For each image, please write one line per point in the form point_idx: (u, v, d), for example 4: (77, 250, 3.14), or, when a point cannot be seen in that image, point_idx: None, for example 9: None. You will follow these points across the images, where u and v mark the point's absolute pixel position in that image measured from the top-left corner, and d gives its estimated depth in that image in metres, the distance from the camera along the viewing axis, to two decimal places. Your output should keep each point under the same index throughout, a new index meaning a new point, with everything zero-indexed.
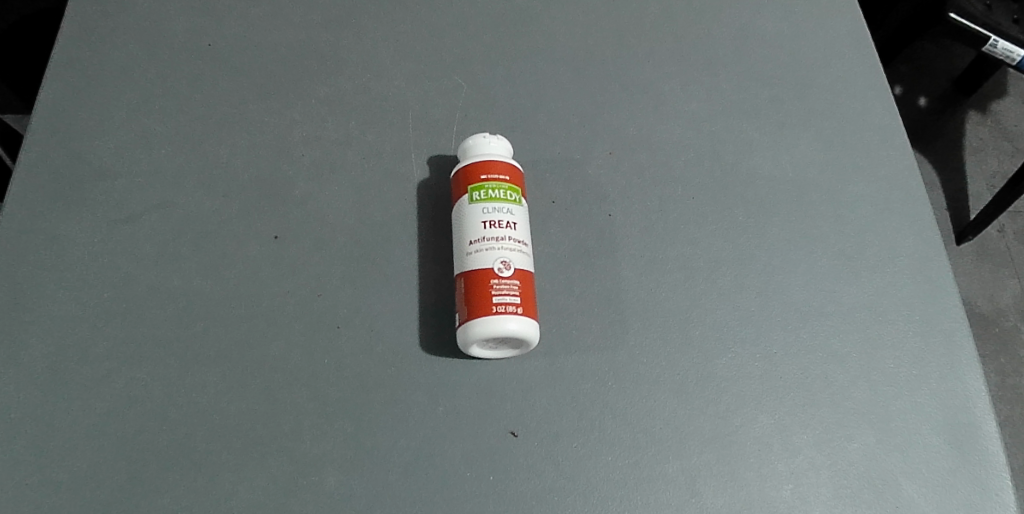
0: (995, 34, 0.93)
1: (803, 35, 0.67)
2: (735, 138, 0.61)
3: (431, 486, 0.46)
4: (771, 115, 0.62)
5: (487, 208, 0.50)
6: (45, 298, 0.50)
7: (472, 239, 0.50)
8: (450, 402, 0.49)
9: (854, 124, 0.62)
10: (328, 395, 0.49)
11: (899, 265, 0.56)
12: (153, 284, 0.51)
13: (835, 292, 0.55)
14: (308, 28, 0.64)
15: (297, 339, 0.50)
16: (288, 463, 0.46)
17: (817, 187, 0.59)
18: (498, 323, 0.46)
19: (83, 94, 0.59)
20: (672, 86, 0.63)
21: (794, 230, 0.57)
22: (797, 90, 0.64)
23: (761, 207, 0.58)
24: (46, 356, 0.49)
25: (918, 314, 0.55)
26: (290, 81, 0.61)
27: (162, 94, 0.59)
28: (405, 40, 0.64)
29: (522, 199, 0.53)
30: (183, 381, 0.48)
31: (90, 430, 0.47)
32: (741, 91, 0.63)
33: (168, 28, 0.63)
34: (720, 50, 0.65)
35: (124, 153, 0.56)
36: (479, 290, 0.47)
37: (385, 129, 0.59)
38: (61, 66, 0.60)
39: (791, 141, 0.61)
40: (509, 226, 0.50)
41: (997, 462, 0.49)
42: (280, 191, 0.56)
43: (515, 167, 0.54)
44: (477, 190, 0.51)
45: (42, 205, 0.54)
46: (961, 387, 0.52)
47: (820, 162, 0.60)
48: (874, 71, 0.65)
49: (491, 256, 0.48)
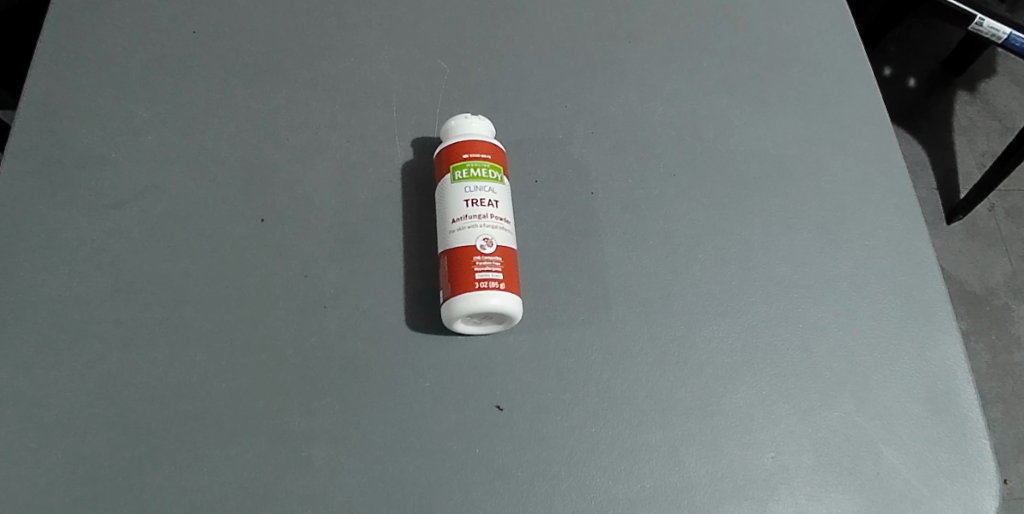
0: (980, 13, 0.93)
1: (783, 13, 0.67)
2: (717, 115, 0.62)
3: (419, 460, 0.47)
4: (753, 93, 0.63)
5: (469, 187, 0.51)
6: (35, 284, 0.51)
7: (454, 218, 0.50)
8: (436, 378, 0.50)
9: (834, 100, 0.63)
10: (316, 373, 0.49)
11: (879, 237, 0.57)
12: (139, 269, 0.52)
13: (815, 264, 0.56)
14: (291, 13, 0.64)
15: (285, 319, 0.51)
16: (276, 440, 0.47)
17: (797, 162, 0.60)
18: (481, 299, 0.47)
19: (64, 83, 0.59)
20: (655, 66, 0.64)
21: (775, 204, 0.58)
22: (777, 67, 0.64)
23: (743, 182, 0.59)
24: (37, 340, 0.49)
25: (898, 284, 0.56)
26: (274, 65, 0.61)
27: (144, 82, 0.60)
28: (388, 25, 0.64)
29: (504, 178, 0.53)
30: (173, 362, 0.49)
31: (83, 411, 0.47)
32: (723, 70, 0.64)
33: (152, 17, 0.63)
34: (703, 29, 0.66)
35: (111, 140, 0.57)
36: (462, 267, 0.48)
37: (369, 112, 0.60)
38: (42, 56, 0.60)
39: (772, 118, 0.62)
40: (491, 204, 0.51)
41: (976, 427, 0.51)
42: (265, 175, 0.56)
43: (497, 146, 0.54)
44: (459, 170, 0.52)
45: (31, 192, 0.54)
46: (939, 356, 0.53)
47: (799, 138, 0.61)
48: (853, 47, 0.66)
49: (473, 234, 0.49)
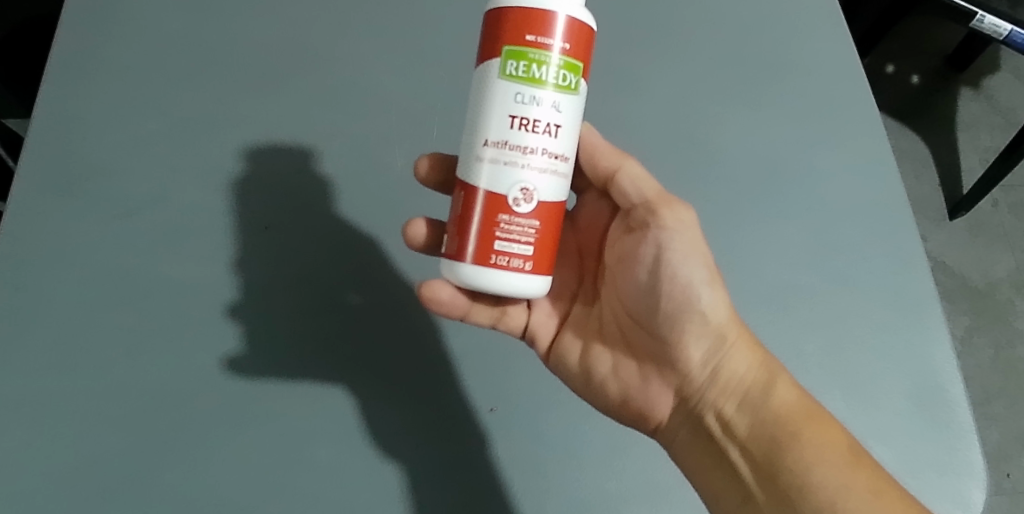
0: (980, 11, 1.08)
1: (760, 19, 0.71)
2: (701, 116, 0.65)
3: (407, 448, 0.56)
4: (734, 94, 0.66)
5: (526, 99, 0.45)
6: (57, 290, 0.57)
7: (495, 137, 0.46)
8: (421, 375, 0.59)
9: (801, 105, 0.67)
10: (321, 370, 0.58)
11: (839, 237, 0.62)
12: (177, 283, 0.59)
13: (791, 264, 0.60)
14: (292, 37, 0.71)
15: (294, 319, 0.60)
16: (282, 431, 0.55)
17: (768, 168, 0.64)
18: (493, 274, 0.47)
19: (94, 109, 0.65)
20: (643, 70, 0.66)
21: (756, 206, 0.62)
22: (757, 71, 0.68)
23: (724, 183, 0.62)
24: (62, 341, 0.56)
25: (862, 285, 0.60)
26: (278, 86, 0.68)
27: (168, 106, 0.66)
28: (383, 47, 0.71)
29: (579, 82, 0.47)
30: (186, 360, 0.56)
31: (103, 403, 0.54)
32: (707, 73, 0.67)
33: (159, 40, 0.69)
34: (686, 32, 0.69)
35: (123, 159, 0.63)
36: (490, 224, 0.47)
37: (367, 129, 0.67)
38: (70, 81, 0.66)
39: (745, 120, 0.65)
40: (550, 132, 0.46)
41: (964, 423, 0.55)
42: (273, 190, 0.64)
43: (576, 29, 0.46)
44: (520, 60, 0.45)
45: (50, 206, 0.60)
46: (927, 354, 0.57)
47: (772, 147, 0.65)
48: (821, 48, 0.70)
49: (511, 182, 0.46)
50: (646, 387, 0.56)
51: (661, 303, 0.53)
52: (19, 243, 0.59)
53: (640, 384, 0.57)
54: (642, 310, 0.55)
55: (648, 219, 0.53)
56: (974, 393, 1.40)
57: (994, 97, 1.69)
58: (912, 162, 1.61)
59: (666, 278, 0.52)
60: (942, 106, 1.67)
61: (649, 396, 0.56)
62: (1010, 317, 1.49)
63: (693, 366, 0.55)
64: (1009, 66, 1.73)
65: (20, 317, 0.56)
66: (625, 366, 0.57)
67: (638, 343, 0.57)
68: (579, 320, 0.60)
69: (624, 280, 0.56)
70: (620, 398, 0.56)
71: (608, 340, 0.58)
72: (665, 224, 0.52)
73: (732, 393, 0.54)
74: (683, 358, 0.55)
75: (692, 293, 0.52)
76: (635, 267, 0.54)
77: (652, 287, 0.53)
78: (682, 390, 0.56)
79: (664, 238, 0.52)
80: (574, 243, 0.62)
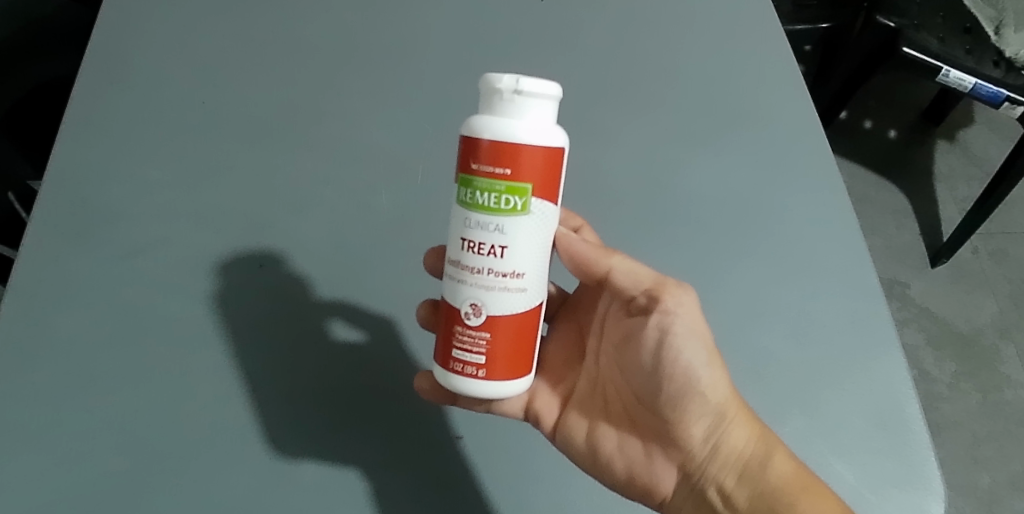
0: (946, 66, 1.30)
1: (702, 83, 0.82)
2: (651, 171, 0.76)
3: (389, 467, 0.61)
4: (677, 150, 0.77)
5: (474, 226, 0.51)
6: (62, 322, 0.63)
7: (454, 256, 0.53)
8: (400, 399, 0.64)
9: (738, 156, 0.77)
10: (315, 395, 0.63)
11: (774, 271, 0.71)
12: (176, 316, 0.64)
13: (735, 292, 0.69)
14: (286, 89, 0.78)
15: (284, 348, 0.65)
16: (273, 452, 0.60)
17: (709, 213, 0.74)
18: (451, 378, 0.54)
19: (105, 159, 0.72)
20: (598, 132, 0.77)
21: (700, 245, 0.72)
22: (698, 129, 0.79)
23: (672, 227, 0.72)
24: (66, 368, 0.61)
25: (803, 311, 0.69)
26: (272, 135, 0.75)
27: (174, 157, 0.73)
28: (370, 97, 0.78)
29: (529, 204, 0.50)
30: (181, 388, 0.62)
31: (104, 426, 0.60)
32: (655, 133, 0.78)
33: (164, 94, 0.76)
34: (637, 97, 0.80)
35: (129, 203, 0.70)
36: (450, 335, 0.54)
37: (355, 171, 0.74)
38: (85, 134, 0.72)
39: (690, 171, 0.76)
40: (494, 255, 0.51)
41: (922, 440, 0.62)
42: (266, 226, 0.70)
43: (527, 152, 0.48)
44: (469, 187, 0.50)
45: (58, 246, 0.66)
46: (887, 375, 0.65)
47: (712, 194, 0.75)
48: (756, 107, 0.81)
49: (464, 299, 0.53)
50: (650, 464, 0.62)
51: (665, 382, 0.59)
52: (28, 279, 0.64)
53: (645, 460, 0.62)
54: (649, 391, 0.60)
55: (651, 305, 0.58)
56: (962, 438, 1.42)
57: (970, 149, 1.76)
58: (891, 213, 1.66)
59: (669, 360, 0.58)
60: (919, 158, 1.74)
61: (654, 471, 0.61)
62: (996, 362, 1.51)
63: (696, 442, 0.60)
64: (983, 119, 1.80)
65: (28, 346, 0.61)
66: (630, 444, 0.62)
67: (642, 421, 0.63)
68: (583, 401, 0.65)
69: (632, 364, 0.61)
70: (626, 474, 0.61)
71: (612, 419, 0.64)
72: (668, 309, 0.57)
73: (734, 467, 0.59)
74: (686, 436, 0.60)
75: (691, 374, 0.58)
76: (640, 352, 0.60)
77: (656, 369, 0.59)
78: (685, 466, 0.61)
79: (667, 322, 0.57)
80: (575, 325, 0.69)
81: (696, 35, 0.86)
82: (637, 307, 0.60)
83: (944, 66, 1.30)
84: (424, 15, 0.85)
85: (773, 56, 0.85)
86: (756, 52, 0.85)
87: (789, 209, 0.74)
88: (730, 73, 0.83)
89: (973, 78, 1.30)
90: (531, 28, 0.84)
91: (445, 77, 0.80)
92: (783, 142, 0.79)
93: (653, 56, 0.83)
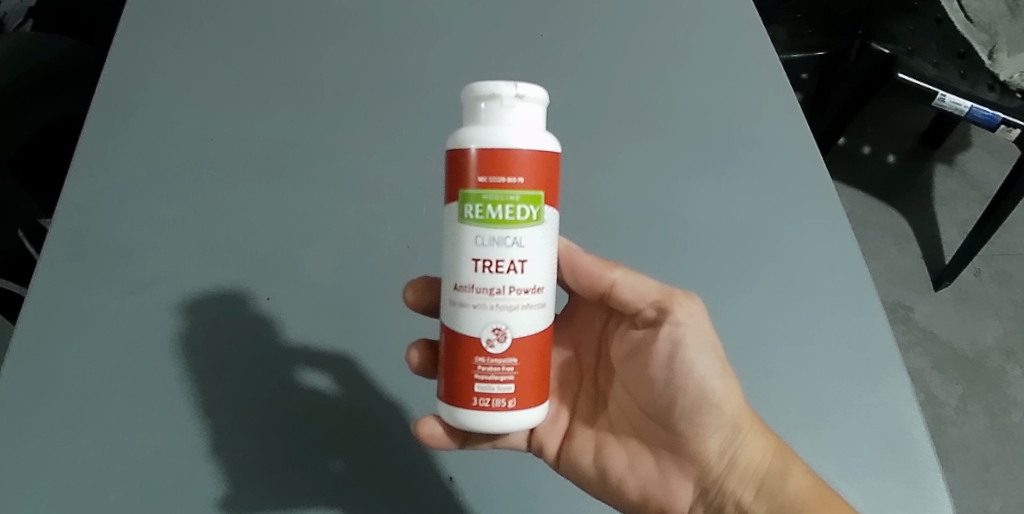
0: (942, 91, 1.34)
1: (698, 110, 0.83)
2: (650, 197, 0.77)
3: (397, 497, 0.61)
4: (675, 176, 0.78)
5: (488, 242, 0.50)
6: (69, 355, 0.63)
7: (467, 280, 0.51)
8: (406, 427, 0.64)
9: (737, 181, 0.78)
10: (322, 423, 0.63)
11: (774, 296, 0.71)
12: (180, 346, 0.65)
13: (736, 316, 0.70)
14: (292, 123, 0.80)
15: (288, 377, 0.65)
16: (280, 484, 0.60)
17: (708, 237, 0.75)
18: (479, 415, 0.51)
19: (115, 195, 0.73)
20: (597, 160, 0.79)
21: (702, 269, 0.72)
22: (696, 156, 0.80)
23: (672, 251, 0.73)
24: (73, 401, 0.61)
25: (806, 333, 0.69)
26: (279, 167, 0.77)
27: (181, 192, 0.74)
28: (374, 128, 0.80)
29: (541, 211, 0.50)
30: (186, 418, 0.62)
31: (109, 457, 0.59)
32: (654, 160, 0.79)
33: (173, 129, 0.78)
34: (635, 125, 0.82)
35: (137, 236, 0.71)
36: (469, 371, 0.52)
37: (359, 201, 0.75)
38: (97, 171, 0.74)
39: (690, 198, 0.77)
40: (515, 270, 0.50)
41: (930, 463, 0.63)
42: (271, 256, 0.71)
43: (538, 154, 0.49)
44: (477, 200, 0.49)
45: (68, 280, 0.67)
46: (893, 397, 0.66)
47: (711, 218, 0.76)
48: (752, 133, 0.82)
49: (484, 325, 0.51)
50: (665, 481, 0.62)
51: (678, 396, 0.59)
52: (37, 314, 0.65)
53: (659, 478, 0.62)
54: (660, 406, 0.60)
55: (661, 317, 0.59)
56: (971, 461, 1.41)
57: (969, 172, 1.77)
58: (893, 236, 1.67)
59: (682, 373, 0.58)
60: (917, 181, 1.75)
61: (670, 488, 0.62)
62: (1003, 384, 1.51)
63: (712, 456, 0.60)
64: (980, 142, 1.82)
65: (35, 380, 0.62)
66: (642, 463, 0.63)
67: (652, 437, 0.63)
68: (588, 421, 0.66)
69: (641, 380, 0.61)
70: (639, 493, 0.62)
71: (621, 438, 0.64)
72: (679, 320, 0.58)
73: (752, 481, 0.59)
74: (702, 451, 0.60)
75: (705, 387, 0.58)
76: (651, 366, 0.60)
77: (668, 383, 0.59)
78: (702, 480, 0.61)
79: (678, 333, 0.58)
80: (570, 346, 0.69)
81: (694, 65, 0.87)
82: (644, 320, 0.61)
83: (940, 91, 1.34)
84: (426, 48, 0.87)
85: (769, 83, 0.86)
86: (754, 81, 0.86)
87: (789, 232, 0.75)
88: (728, 101, 0.84)
89: (968, 102, 1.32)
90: (531, 62, 0.86)
91: (447, 109, 0.82)
92: (780, 166, 0.80)
93: (649, 86, 0.85)
